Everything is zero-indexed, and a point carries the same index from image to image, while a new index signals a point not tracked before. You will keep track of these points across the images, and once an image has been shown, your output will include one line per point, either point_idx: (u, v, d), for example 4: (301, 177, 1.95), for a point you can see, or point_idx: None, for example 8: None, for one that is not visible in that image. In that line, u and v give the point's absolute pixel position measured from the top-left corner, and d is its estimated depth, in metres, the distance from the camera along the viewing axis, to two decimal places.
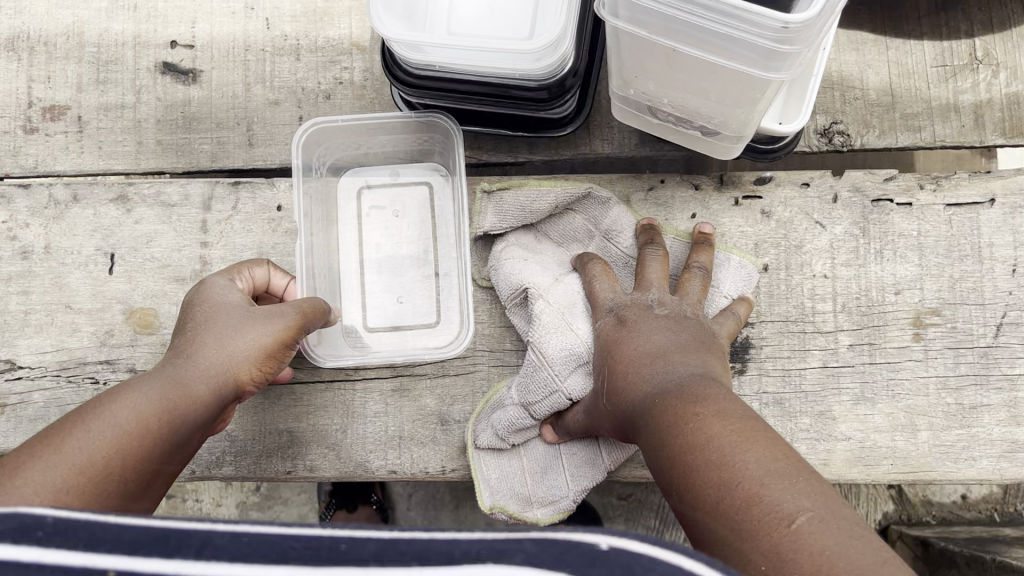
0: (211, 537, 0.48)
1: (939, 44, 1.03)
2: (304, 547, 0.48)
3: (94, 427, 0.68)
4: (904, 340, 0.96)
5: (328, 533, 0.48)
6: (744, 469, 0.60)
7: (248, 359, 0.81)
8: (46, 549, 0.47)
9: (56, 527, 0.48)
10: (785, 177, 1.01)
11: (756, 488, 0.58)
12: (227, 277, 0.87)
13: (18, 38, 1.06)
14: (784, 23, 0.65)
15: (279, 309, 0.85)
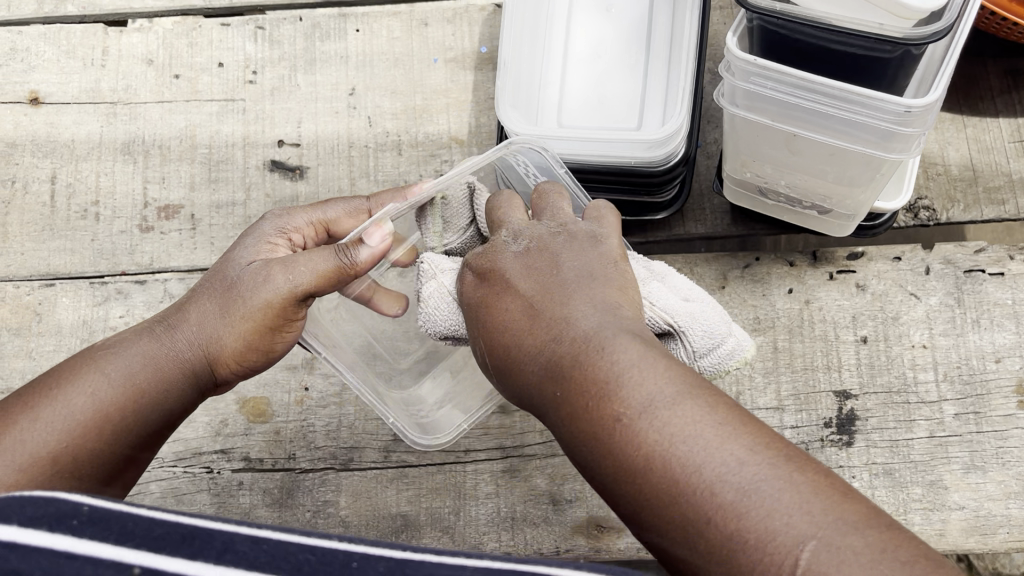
0: (233, 541, 0.38)
1: (1015, 120, 1.07)
2: (319, 561, 0.38)
3: (60, 403, 0.67)
4: (1009, 408, 0.98)
5: (344, 545, 0.38)
6: (691, 457, 0.50)
7: (236, 339, 0.77)
8: (59, 542, 0.37)
9: (92, 516, 0.38)
10: (877, 252, 1.04)
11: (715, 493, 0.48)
12: (274, 229, 0.82)
13: (135, 143, 1.12)
14: (906, 107, 0.69)
15: (288, 262, 0.77)
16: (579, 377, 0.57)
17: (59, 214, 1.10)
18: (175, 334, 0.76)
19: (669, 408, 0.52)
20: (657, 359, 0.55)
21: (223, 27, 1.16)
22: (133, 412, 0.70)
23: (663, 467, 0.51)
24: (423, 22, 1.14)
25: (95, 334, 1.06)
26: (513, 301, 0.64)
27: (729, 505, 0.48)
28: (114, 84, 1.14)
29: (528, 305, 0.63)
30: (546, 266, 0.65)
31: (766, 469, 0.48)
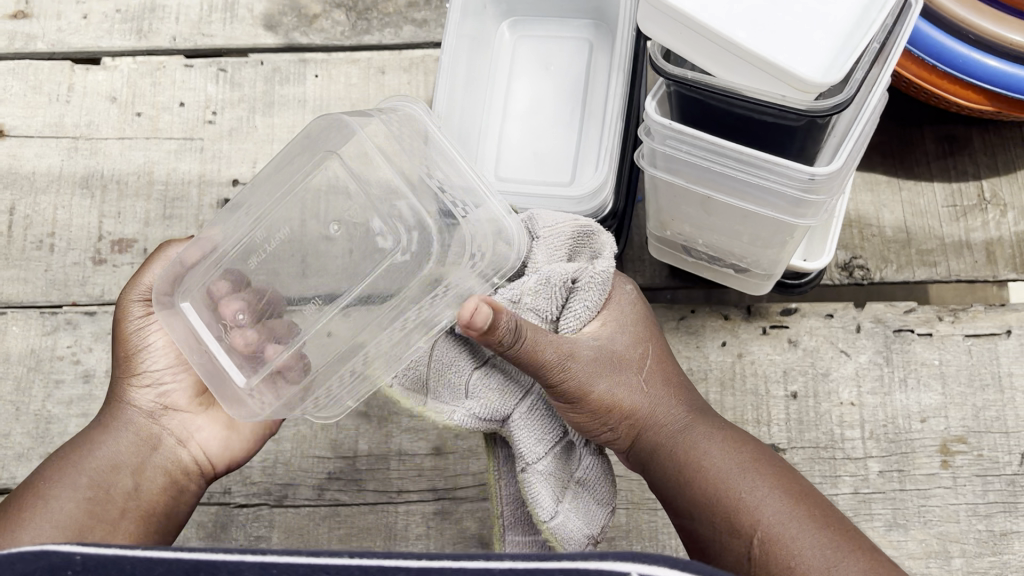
0: (238, 568, 0.48)
1: (949, 185, 1.10)
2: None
3: (54, 483, 0.79)
4: (932, 467, 1.00)
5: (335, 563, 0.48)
6: (762, 512, 0.71)
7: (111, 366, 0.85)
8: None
9: (86, 563, 0.50)
10: (810, 309, 1.06)
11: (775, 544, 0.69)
12: None
13: (94, 177, 1.15)
14: (810, 175, 0.72)
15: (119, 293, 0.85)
16: (688, 455, 0.78)
17: (14, 243, 1.13)
18: (107, 413, 0.85)
19: (711, 446, 0.78)
20: (718, 432, 0.79)
21: (186, 68, 1.19)
22: (104, 466, 0.81)
23: (723, 503, 0.73)
24: (380, 70, 1.18)
25: (43, 363, 1.08)
26: (621, 375, 0.80)
27: (789, 539, 0.69)
28: (77, 120, 1.17)
29: (635, 387, 0.80)
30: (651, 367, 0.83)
31: (801, 512, 0.71)
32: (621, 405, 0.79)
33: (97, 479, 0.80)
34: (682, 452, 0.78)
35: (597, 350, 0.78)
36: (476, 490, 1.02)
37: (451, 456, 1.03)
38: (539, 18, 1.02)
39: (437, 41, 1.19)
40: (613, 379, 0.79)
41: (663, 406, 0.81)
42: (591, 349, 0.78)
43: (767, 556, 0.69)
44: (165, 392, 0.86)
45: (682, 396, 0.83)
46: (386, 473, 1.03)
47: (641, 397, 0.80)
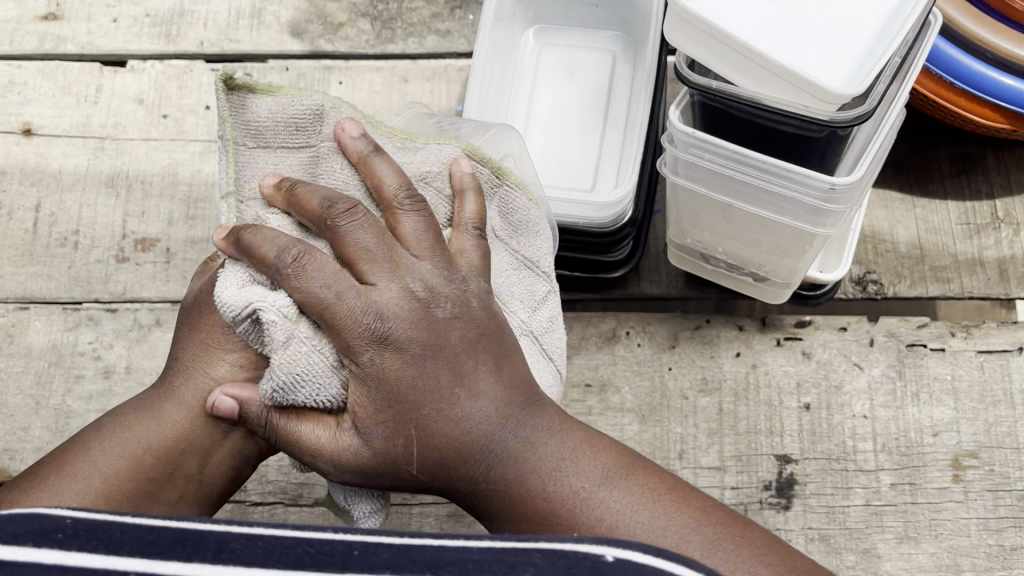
0: (228, 540, 0.43)
1: (962, 204, 1.11)
2: (319, 552, 0.43)
3: (99, 454, 0.71)
4: (944, 481, 1.00)
5: (340, 538, 0.44)
6: (591, 504, 0.65)
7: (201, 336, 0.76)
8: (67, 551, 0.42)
9: (76, 528, 0.43)
10: (824, 322, 1.07)
11: (569, 506, 0.65)
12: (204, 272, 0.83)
13: (119, 177, 1.17)
14: (831, 185, 0.74)
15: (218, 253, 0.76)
16: (457, 435, 0.66)
17: (39, 240, 1.14)
18: (176, 382, 0.76)
19: (509, 426, 0.67)
20: (567, 430, 0.70)
21: (212, 72, 1.21)
22: (171, 447, 0.73)
23: (542, 492, 0.66)
24: (403, 78, 1.20)
25: (64, 358, 1.09)
26: (451, 355, 0.65)
27: (618, 524, 0.64)
28: (104, 120, 1.19)
29: (427, 342, 0.64)
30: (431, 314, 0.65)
31: (652, 510, 0.64)
32: (443, 336, 0.65)
33: (160, 452, 0.73)
34: (474, 432, 0.66)
35: (428, 331, 0.64)
36: None
37: None
38: (566, 28, 1.05)
39: (460, 51, 1.21)
40: (421, 375, 0.64)
41: (473, 400, 0.66)
42: (402, 318, 0.64)
43: (560, 524, 0.65)
44: (246, 376, 0.76)
45: (514, 384, 0.68)
46: None
47: (461, 390, 0.66)
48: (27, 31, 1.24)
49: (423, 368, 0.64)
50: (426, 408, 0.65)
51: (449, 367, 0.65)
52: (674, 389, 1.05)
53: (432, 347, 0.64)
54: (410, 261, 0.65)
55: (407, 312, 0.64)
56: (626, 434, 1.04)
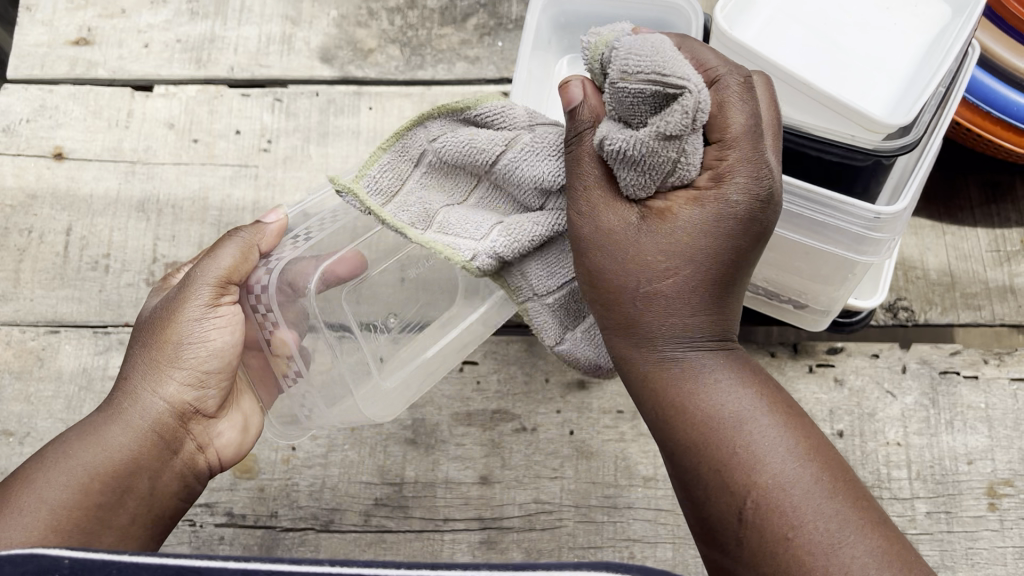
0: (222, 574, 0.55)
1: (992, 231, 1.11)
2: None
3: (53, 478, 0.72)
4: (979, 510, 1.00)
5: None
6: (764, 457, 0.62)
7: (175, 347, 0.81)
8: None
9: (74, 567, 0.56)
10: (856, 348, 1.07)
11: (774, 487, 0.61)
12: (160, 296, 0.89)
13: (150, 201, 1.17)
14: (875, 214, 0.74)
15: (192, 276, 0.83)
16: (702, 396, 0.65)
17: (70, 264, 1.15)
18: (122, 403, 0.79)
19: (744, 400, 0.65)
20: (740, 371, 0.67)
21: (243, 97, 1.22)
22: (121, 465, 0.76)
23: (738, 458, 0.62)
24: (433, 104, 1.20)
25: (94, 382, 1.09)
26: (659, 313, 0.66)
27: (800, 514, 0.60)
28: (135, 145, 1.20)
29: (671, 268, 0.65)
30: (716, 233, 0.65)
31: (818, 476, 0.61)
32: (641, 299, 0.67)
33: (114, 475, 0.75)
34: (710, 415, 0.64)
35: (698, 232, 0.65)
36: (522, 520, 1.02)
37: (498, 486, 1.04)
38: None
39: (489, 78, 1.22)
40: (641, 300, 0.67)
41: (724, 391, 0.65)
42: (665, 294, 0.66)
43: (760, 505, 0.61)
44: (203, 396, 0.83)
45: (709, 322, 0.67)
46: (432, 501, 1.03)
47: (652, 306, 0.66)
48: (58, 56, 1.24)
49: (665, 270, 0.65)
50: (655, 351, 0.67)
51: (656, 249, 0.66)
52: None
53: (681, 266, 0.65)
54: (626, 219, 0.67)
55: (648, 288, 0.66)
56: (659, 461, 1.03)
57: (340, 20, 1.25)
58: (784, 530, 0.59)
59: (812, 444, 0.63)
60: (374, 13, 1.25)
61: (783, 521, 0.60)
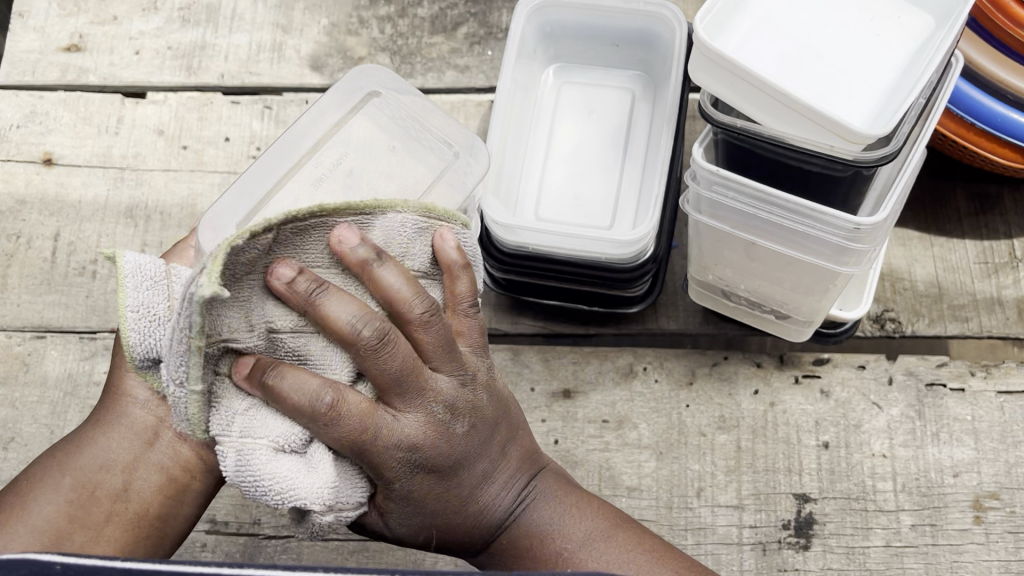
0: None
1: (980, 243, 1.11)
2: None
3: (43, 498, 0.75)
4: (965, 523, 0.99)
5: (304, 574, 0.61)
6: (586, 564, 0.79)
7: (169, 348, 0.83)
8: None
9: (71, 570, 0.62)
10: (843, 359, 1.07)
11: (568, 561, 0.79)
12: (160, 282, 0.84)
13: (138, 208, 1.17)
14: (855, 224, 0.74)
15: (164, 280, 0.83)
16: (471, 499, 0.80)
17: (57, 269, 1.15)
18: (105, 415, 0.80)
19: (548, 511, 0.82)
20: (553, 484, 0.85)
21: (233, 104, 1.22)
22: (92, 466, 0.78)
23: (540, 546, 0.81)
24: None
25: (79, 388, 1.09)
26: (472, 473, 0.79)
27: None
28: (124, 151, 1.20)
29: (478, 452, 0.79)
30: (477, 427, 0.78)
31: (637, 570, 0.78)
32: (474, 504, 0.80)
33: (91, 487, 0.77)
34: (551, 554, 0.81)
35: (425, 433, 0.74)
36: None
37: None
38: (587, 67, 1.07)
39: (478, 86, 1.22)
40: (480, 504, 0.80)
41: (503, 487, 0.81)
42: (483, 461, 0.79)
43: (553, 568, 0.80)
44: (160, 378, 0.80)
45: (528, 464, 0.84)
46: None
47: (478, 464, 0.79)
48: (49, 62, 1.25)
49: (484, 461, 0.79)
50: (458, 508, 0.79)
51: (474, 449, 0.78)
52: (692, 426, 1.04)
53: (473, 424, 0.77)
54: (414, 413, 0.73)
55: (439, 431, 0.74)
56: (643, 471, 1.03)
57: (331, 28, 1.25)
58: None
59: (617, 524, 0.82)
60: (365, 22, 1.26)
61: None
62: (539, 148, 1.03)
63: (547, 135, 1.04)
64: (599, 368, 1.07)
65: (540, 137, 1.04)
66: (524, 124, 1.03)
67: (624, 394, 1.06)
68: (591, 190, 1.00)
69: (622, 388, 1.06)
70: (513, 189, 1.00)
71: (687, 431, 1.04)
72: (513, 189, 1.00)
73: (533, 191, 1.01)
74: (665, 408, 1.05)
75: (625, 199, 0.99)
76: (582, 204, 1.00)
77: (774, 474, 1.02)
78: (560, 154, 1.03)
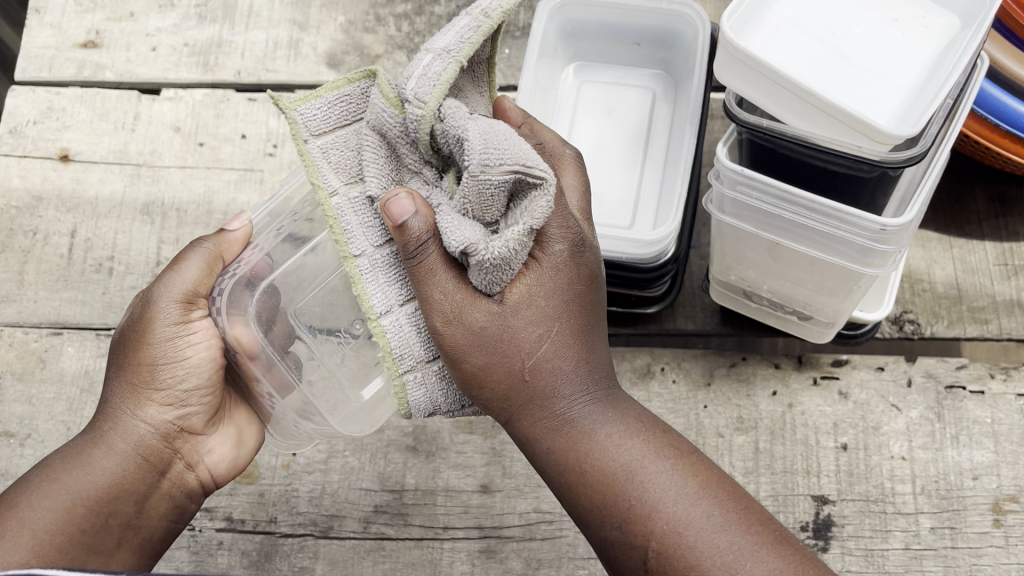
0: None
1: (1000, 245, 1.10)
2: None
3: (46, 512, 0.75)
4: (984, 526, 0.99)
5: None
6: (655, 493, 0.69)
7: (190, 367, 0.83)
8: None
9: None
10: (861, 361, 1.07)
11: (619, 480, 0.70)
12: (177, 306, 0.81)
13: (155, 204, 1.17)
14: (882, 225, 0.73)
15: (183, 308, 0.81)
16: (534, 355, 0.71)
17: (74, 266, 1.15)
18: (117, 435, 0.81)
19: (640, 451, 0.71)
20: (616, 401, 0.74)
21: (249, 101, 1.22)
22: (104, 490, 0.78)
23: (607, 487, 0.70)
24: None
25: (95, 385, 1.09)
26: (528, 334, 0.71)
27: (688, 531, 0.67)
28: (141, 147, 1.20)
29: (572, 329, 0.72)
30: (545, 315, 0.71)
31: (712, 513, 0.68)
32: (529, 367, 0.71)
33: (96, 502, 0.78)
34: (618, 473, 0.70)
35: (487, 320, 0.69)
36: (522, 529, 1.01)
37: (498, 495, 1.03)
38: (607, 66, 1.06)
39: (496, 84, 1.22)
40: (555, 380, 0.71)
41: (601, 416, 0.72)
42: (569, 360, 0.72)
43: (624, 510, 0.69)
44: (181, 415, 0.83)
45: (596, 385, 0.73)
46: (432, 508, 1.03)
47: (562, 389, 0.72)
48: (66, 58, 1.25)
49: (569, 351, 0.72)
50: (533, 398, 0.72)
51: (553, 315, 0.71)
52: (710, 427, 1.04)
53: (563, 315, 0.72)
54: (476, 309, 0.69)
55: (506, 314, 0.70)
56: None
57: (347, 26, 1.25)
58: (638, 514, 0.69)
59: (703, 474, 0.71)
60: (382, 19, 1.25)
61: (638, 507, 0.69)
62: None
63: (565, 133, 1.04)
64: (617, 368, 1.07)
65: (559, 136, 1.04)
66: (543, 122, 1.03)
67: (642, 395, 1.06)
68: (608, 190, 1.00)
69: (639, 388, 1.06)
70: None
71: (705, 432, 1.04)
72: None
73: None
74: (683, 409, 1.05)
75: (643, 200, 0.99)
76: (600, 206, 0.99)
77: (792, 475, 1.02)
78: (578, 154, 1.03)
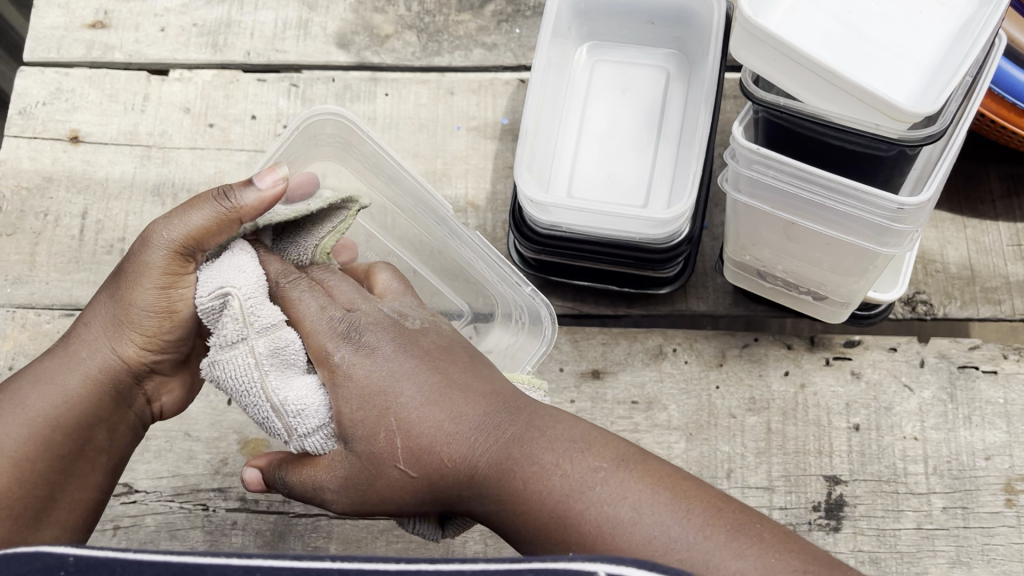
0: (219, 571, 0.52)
1: (1014, 225, 1.09)
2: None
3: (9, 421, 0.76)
4: (996, 506, 0.99)
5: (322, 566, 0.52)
6: (570, 486, 0.64)
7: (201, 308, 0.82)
8: None
9: (77, 565, 0.54)
10: (874, 341, 1.06)
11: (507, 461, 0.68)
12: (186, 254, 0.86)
13: (164, 186, 1.17)
14: (899, 204, 0.73)
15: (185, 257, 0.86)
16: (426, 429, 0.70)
17: (86, 247, 1.14)
18: (74, 350, 0.80)
19: (617, 487, 0.63)
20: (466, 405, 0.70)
21: (259, 82, 1.21)
22: (49, 413, 0.77)
23: (522, 483, 0.66)
24: (449, 91, 1.19)
25: None
26: (401, 373, 0.71)
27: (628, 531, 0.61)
28: (150, 129, 1.20)
29: (479, 425, 0.70)
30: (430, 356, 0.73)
31: (632, 492, 0.63)
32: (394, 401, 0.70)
33: (70, 429, 0.78)
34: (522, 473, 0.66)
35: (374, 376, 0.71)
36: None
37: None
38: (621, 45, 1.06)
39: (507, 65, 1.21)
40: (402, 404, 0.70)
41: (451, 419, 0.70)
42: (407, 380, 0.71)
43: (572, 522, 0.63)
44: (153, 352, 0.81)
45: (428, 378, 0.71)
46: None
47: (411, 418, 0.70)
48: (74, 39, 1.24)
49: (466, 444, 0.69)
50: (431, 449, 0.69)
51: (421, 396, 0.70)
52: (722, 407, 1.04)
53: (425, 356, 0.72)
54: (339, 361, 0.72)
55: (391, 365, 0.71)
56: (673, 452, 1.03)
57: (357, 5, 1.24)
58: (542, 496, 0.65)
59: (604, 445, 0.67)
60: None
61: (537, 495, 0.65)
62: (573, 126, 1.03)
63: (580, 110, 1.04)
64: (629, 349, 1.07)
65: (575, 116, 1.04)
66: (557, 102, 1.03)
67: (654, 375, 1.06)
68: (623, 169, 1.00)
69: (652, 368, 1.06)
70: (546, 165, 1.00)
71: (718, 413, 1.04)
72: (546, 164, 1.00)
73: (565, 170, 1.01)
74: (695, 390, 1.05)
75: (658, 178, 0.99)
76: (615, 185, 1.00)
77: (805, 454, 1.02)
78: (593, 133, 1.03)
